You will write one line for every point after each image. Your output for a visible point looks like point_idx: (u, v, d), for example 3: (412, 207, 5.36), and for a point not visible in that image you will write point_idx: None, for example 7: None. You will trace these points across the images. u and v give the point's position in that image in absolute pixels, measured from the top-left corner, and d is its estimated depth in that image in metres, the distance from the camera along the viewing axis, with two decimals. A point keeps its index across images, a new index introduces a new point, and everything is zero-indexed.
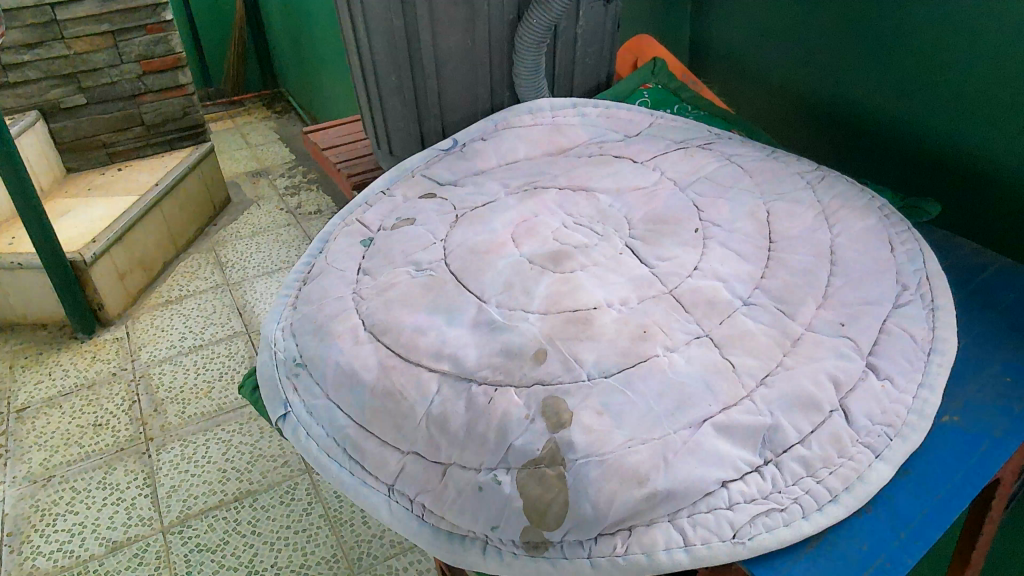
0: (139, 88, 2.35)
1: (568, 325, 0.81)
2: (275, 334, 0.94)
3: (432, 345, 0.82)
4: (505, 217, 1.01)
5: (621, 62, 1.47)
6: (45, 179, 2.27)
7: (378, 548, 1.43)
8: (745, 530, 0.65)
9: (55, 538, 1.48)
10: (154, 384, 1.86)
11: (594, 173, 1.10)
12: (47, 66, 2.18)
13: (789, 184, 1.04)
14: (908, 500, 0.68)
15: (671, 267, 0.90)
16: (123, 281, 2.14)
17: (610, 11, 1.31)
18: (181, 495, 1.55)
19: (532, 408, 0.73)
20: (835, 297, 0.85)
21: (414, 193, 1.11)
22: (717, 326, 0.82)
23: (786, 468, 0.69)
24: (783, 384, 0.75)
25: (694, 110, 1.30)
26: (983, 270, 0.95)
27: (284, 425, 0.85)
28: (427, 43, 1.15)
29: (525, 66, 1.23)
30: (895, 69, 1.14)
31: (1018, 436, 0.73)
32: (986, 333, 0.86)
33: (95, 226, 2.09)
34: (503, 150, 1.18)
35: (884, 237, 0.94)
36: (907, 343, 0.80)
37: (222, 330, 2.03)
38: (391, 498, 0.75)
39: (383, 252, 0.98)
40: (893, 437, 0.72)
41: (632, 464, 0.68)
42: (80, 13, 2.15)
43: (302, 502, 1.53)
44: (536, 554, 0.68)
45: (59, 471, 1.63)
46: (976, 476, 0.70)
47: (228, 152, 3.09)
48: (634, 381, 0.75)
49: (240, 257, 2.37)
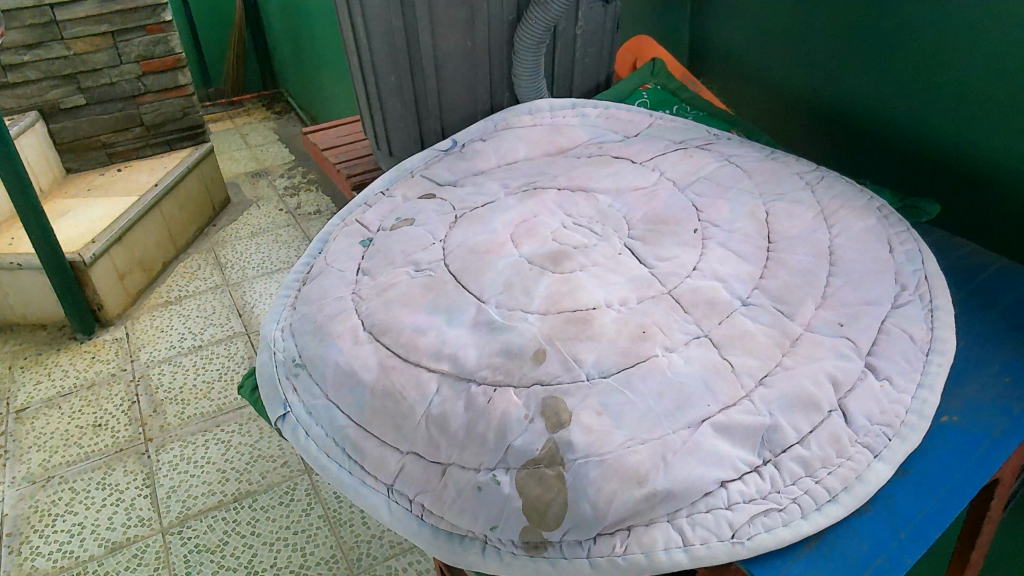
0: (139, 88, 2.35)
1: (567, 325, 0.81)
2: (275, 335, 0.94)
3: (432, 345, 0.82)
4: (505, 217, 1.01)
5: (620, 63, 1.47)
6: (45, 179, 2.27)
7: (378, 548, 1.43)
8: (744, 530, 0.65)
9: (55, 539, 1.48)
10: (153, 384, 1.86)
11: (594, 173, 1.10)
12: (46, 67, 2.18)
13: (788, 184, 1.05)
14: (907, 500, 0.68)
15: (671, 267, 0.90)
16: (123, 281, 2.14)
17: (610, 11, 1.31)
18: (181, 495, 1.55)
19: (532, 408, 0.73)
20: (834, 297, 0.85)
21: (413, 194, 1.12)
22: (716, 326, 0.82)
23: (786, 469, 0.69)
24: (783, 385, 0.75)
25: (693, 111, 1.31)
26: (983, 270, 0.95)
27: (284, 425, 0.85)
28: (427, 44, 1.15)
29: (525, 67, 1.23)
30: (896, 70, 1.14)
31: (1017, 437, 0.73)
32: (986, 333, 0.86)
33: (95, 227, 2.10)
34: (503, 150, 1.18)
35: (884, 237, 0.94)
36: (906, 343, 0.80)
37: (222, 331, 2.04)
38: (391, 498, 0.75)
39: (383, 252, 0.98)
40: (893, 437, 0.72)
41: (632, 464, 0.68)
42: (80, 13, 2.15)
43: (302, 502, 1.53)
44: (536, 554, 0.68)
45: (58, 471, 1.63)
46: (975, 476, 0.70)
47: (228, 153, 3.09)
48: (634, 381, 0.75)
49: (240, 257, 2.37)
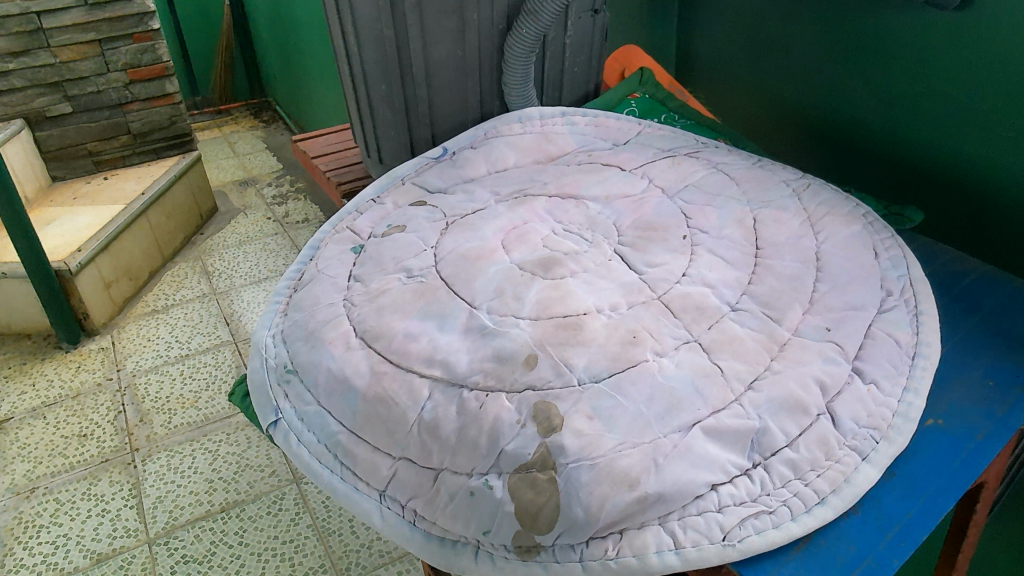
0: (126, 96, 2.34)
1: (558, 330, 0.82)
2: (266, 340, 0.94)
3: (424, 351, 0.82)
4: (495, 224, 1.02)
5: (609, 71, 1.49)
6: (30, 187, 2.25)
7: (367, 558, 1.42)
8: (734, 532, 0.65)
9: (38, 551, 1.46)
10: (139, 394, 1.85)
11: (584, 181, 1.11)
12: (33, 75, 2.16)
13: (775, 191, 1.06)
14: (894, 503, 0.69)
15: (660, 273, 0.91)
16: (109, 290, 2.13)
17: (598, 21, 1.33)
18: (167, 506, 1.54)
19: (524, 412, 0.74)
20: (822, 303, 0.86)
21: (405, 201, 1.12)
22: (705, 331, 0.83)
23: (775, 471, 0.70)
24: (771, 388, 0.75)
25: (681, 119, 1.33)
26: (965, 276, 0.96)
27: (275, 432, 0.84)
28: (417, 53, 1.16)
29: (514, 76, 1.24)
30: (888, 77, 1.14)
31: (1001, 439, 0.75)
32: (969, 339, 0.87)
33: (82, 235, 2.08)
34: (493, 157, 1.18)
35: (869, 243, 0.96)
36: (892, 348, 0.81)
37: (210, 340, 2.02)
38: (383, 504, 0.75)
39: (375, 259, 0.99)
40: (879, 440, 0.73)
41: (624, 467, 0.68)
42: (67, 21, 2.15)
43: (291, 511, 1.52)
44: (529, 558, 0.68)
45: (43, 482, 1.61)
46: (959, 480, 0.71)
47: (216, 161, 3.09)
48: (624, 385, 0.75)
49: (227, 265, 2.37)
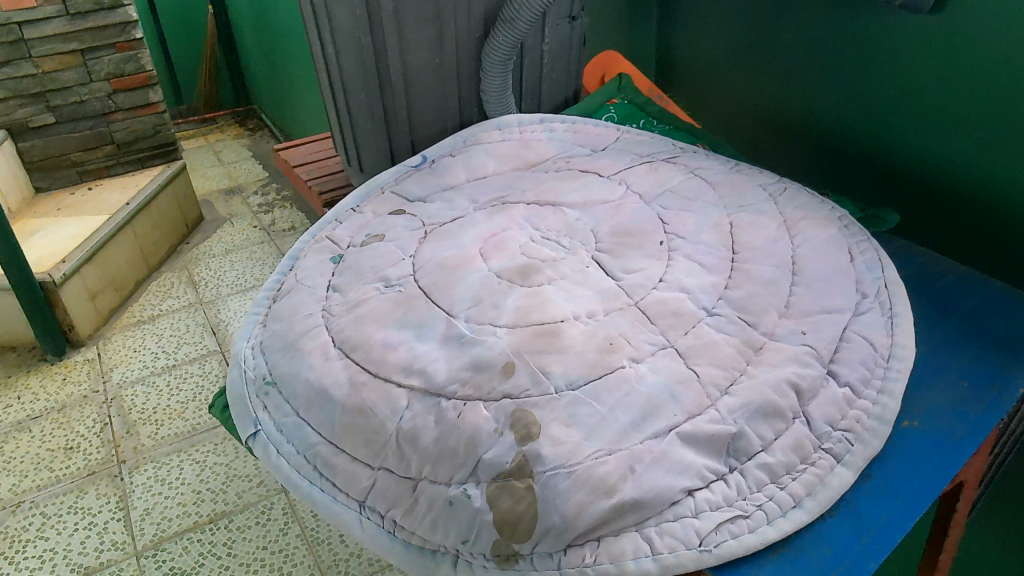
0: (110, 106, 2.34)
1: (535, 338, 0.82)
2: (245, 351, 0.94)
3: (402, 361, 0.82)
4: (474, 232, 1.02)
5: (588, 76, 1.49)
6: (14, 199, 2.23)
7: (356, 566, 1.42)
8: (711, 538, 0.66)
9: (25, 565, 1.45)
10: (125, 405, 1.83)
11: (563, 188, 1.11)
12: (16, 85, 2.15)
13: (752, 196, 1.07)
14: (870, 506, 0.70)
15: (637, 280, 0.92)
16: (94, 301, 2.12)
17: (576, 26, 1.33)
18: (155, 517, 1.53)
19: (502, 421, 0.74)
20: (798, 306, 0.87)
21: (384, 210, 1.12)
22: (682, 336, 0.83)
23: (751, 476, 0.70)
24: (747, 393, 0.76)
25: (659, 125, 1.33)
26: (941, 278, 0.97)
27: (254, 444, 0.84)
28: (395, 60, 1.16)
29: (492, 82, 1.24)
30: (866, 82, 1.15)
31: (976, 440, 0.76)
32: (945, 340, 0.88)
33: (67, 245, 2.07)
34: (472, 164, 1.19)
35: (845, 246, 0.97)
36: (867, 351, 0.82)
37: (196, 350, 2.01)
38: (363, 514, 0.75)
39: (353, 268, 0.99)
40: (854, 442, 0.74)
41: (601, 474, 0.69)
42: (48, 31, 2.14)
43: (279, 522, 1.51)
44: (507, 566, 0.68)
45: (28, 496, 1.60)
46: (935, 480, 0.72)
47: (201, 170, 3.08)
48: (601, 392, 0.76)
49: (213, 275, 2.36)
